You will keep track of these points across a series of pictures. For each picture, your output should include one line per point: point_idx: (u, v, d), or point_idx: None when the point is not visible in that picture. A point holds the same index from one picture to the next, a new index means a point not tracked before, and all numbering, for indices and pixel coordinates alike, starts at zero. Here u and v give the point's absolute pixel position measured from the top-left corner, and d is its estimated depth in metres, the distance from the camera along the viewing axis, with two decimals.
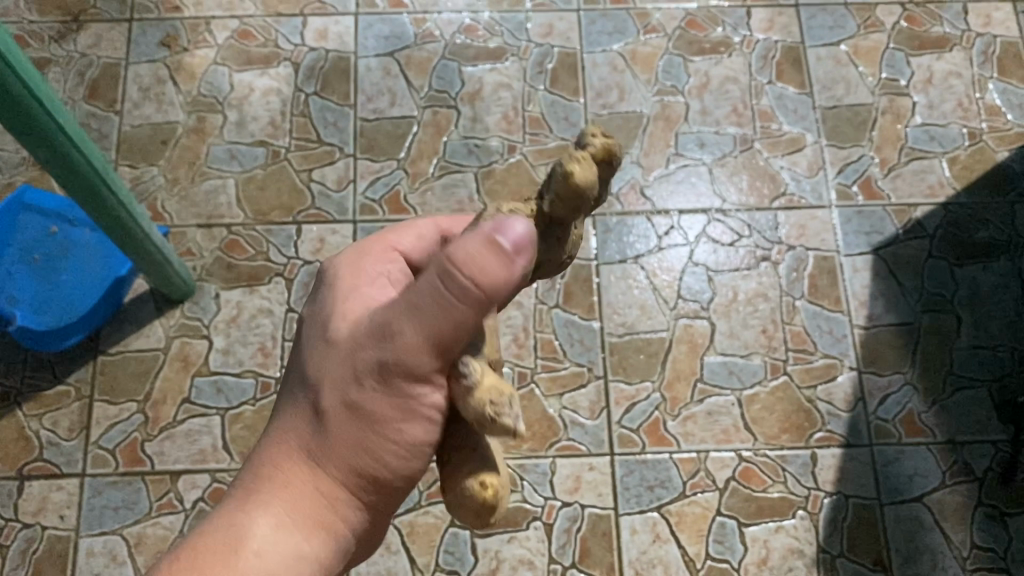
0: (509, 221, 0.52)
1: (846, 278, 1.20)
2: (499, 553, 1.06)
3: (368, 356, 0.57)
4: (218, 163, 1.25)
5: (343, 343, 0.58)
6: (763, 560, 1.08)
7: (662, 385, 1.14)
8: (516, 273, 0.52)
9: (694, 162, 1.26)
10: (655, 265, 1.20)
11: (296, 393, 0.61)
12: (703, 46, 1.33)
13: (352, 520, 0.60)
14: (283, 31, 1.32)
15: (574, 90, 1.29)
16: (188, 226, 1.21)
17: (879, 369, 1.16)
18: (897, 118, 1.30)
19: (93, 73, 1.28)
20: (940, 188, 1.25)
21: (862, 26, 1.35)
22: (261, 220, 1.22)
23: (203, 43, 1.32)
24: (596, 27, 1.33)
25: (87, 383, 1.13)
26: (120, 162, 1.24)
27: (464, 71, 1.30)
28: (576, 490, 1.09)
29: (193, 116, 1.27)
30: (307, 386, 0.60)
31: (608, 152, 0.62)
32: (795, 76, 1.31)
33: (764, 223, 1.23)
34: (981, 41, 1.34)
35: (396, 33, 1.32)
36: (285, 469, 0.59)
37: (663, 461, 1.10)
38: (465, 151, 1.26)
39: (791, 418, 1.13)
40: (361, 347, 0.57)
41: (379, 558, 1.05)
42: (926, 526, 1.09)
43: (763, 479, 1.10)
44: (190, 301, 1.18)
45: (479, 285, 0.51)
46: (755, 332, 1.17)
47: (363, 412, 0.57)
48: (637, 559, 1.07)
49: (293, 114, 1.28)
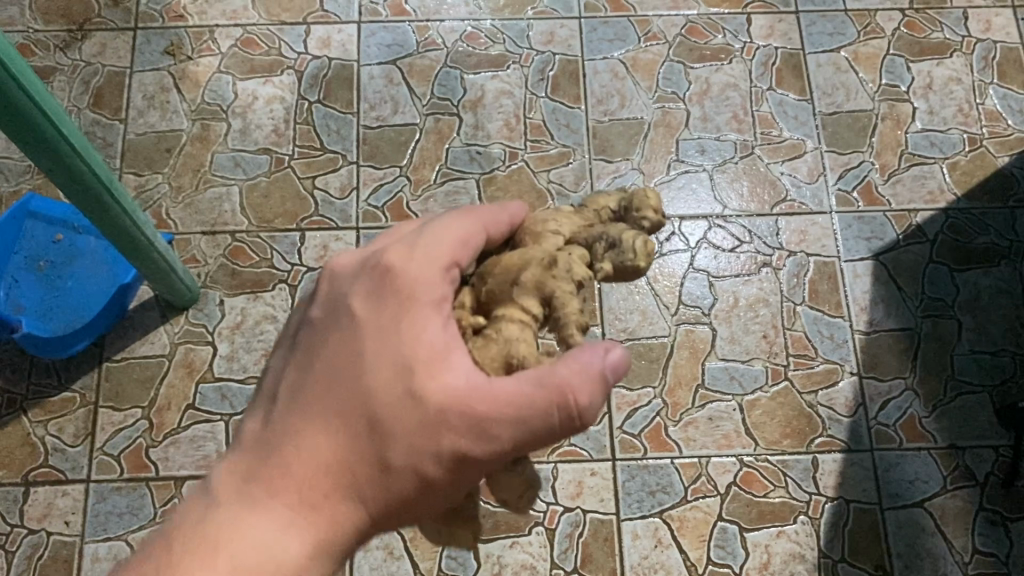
0: (607, 355, 0.56)
1: (846, 283, 1.21)
2: (501, 558, 1.07)
3: (448, 438, 0.54)
4: (222, 170, 1.26)
5: (421, 411, 0.54)
6: (764, 565, 1.08)
7: (664, 391, 1.14)
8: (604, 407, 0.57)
9: (695, 168, 1.27)
10: (656, 271, 1.20)
11: (356, 437, 0.55)
12: (703, 52, 1.34)
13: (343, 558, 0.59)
14: (286, 40, 1.34)
15: (576, 97, 1.30)
16: (193, 233, 1.22)
17: (880, 374, 1.16)
18: (897, 124, 1.30)
19: (98, 81, 1.29)
20: (940, 194, 1.26)
21: (862, 32, 1.35)
22: (265, 227, 1.23)
23: (207, 51, 1.33)
24: (597, 35, 1.34)
25: (93, 390, 1.14)
26: (125, 169, 1.25)
27: (466, 79, 1.31)
28: (578, 495, 1.09)
29: (198, 124, 1.28)
30: (372, 437, 0.54)
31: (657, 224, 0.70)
32: (795, 83, 1.32)
33: (764, 229, 1.23)
34: (982, 47, 1.34)
35: (398, 41, 1.33)
36: (328, 514, 0.55)
37: (665, 467, 1.11)
38: (467, 157, 1.26)
39: (792, 424, 1.14)
40: (443, 427, 0.54)
41: (382, 563, 1.06)
42: (928, 531, 1.09)
43: (764, 484, 1.11)
44: (194, 308, 1.19)
45: (576, 423, 0.55)
46: (756, 338, 1.18)
47: (425, 483, 0.55)
48: (639, 564, 1.07)
49: (296, 122, 1.29)
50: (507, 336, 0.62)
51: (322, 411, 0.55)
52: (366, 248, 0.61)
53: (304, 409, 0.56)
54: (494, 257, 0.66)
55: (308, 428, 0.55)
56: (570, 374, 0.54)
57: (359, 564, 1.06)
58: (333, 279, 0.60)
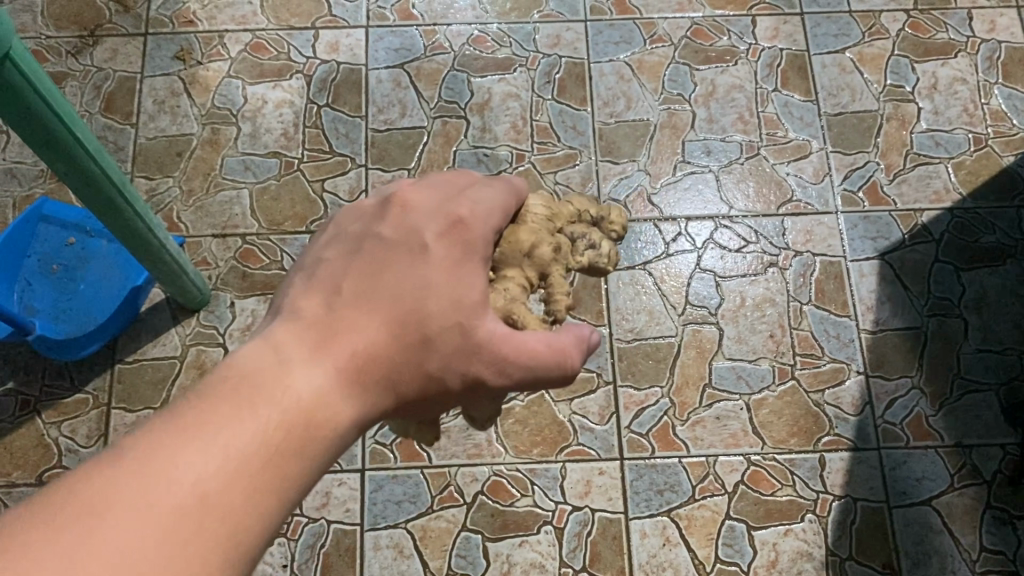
0: (589, 334, 0.60)
1: (852, 283, 1.21)
2: (510, 557, 1.08)
3: (482, 368, 0.51)
4: (232, 174, 1.27)
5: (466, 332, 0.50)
6: (772, 563, 1.08)
7: (671, 390, 1.15)
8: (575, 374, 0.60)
9: (700, 169, 1.27)
10: (663, 271, 1.21)
11: (405, 348, 0.48)
12: (709, 54, 1.35)
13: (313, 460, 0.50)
14: (295, 44, 1.35)
15: (582, 99, 1.31)
16: (204, 236, 1.23)
17: (887, 373, 1.17)
18: (902, 124, 1.31)
19: (110, 86, 1.31)
20: (946, 193, 1.26)
21: (867, 33, 1.36)
22: (275, 230, 1.24)
23: (217, 56, 1.34)
24: (603, 37, 1.35)
25: (105, 391, 1.15)
26: (136, 173, 1.26)
27: (473, 82, 1.32)
28: (586, 494, 1.10)
29: (208, 128, 1.30)
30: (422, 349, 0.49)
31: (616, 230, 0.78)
32: (800, 84, 1.33)
33: (770, 229, 1.24)
34: (986, 47, 1.35)
35: (406, 45, 1.35)
36: (363, 413, 0.47)
37: (673, 466, 1.12)
38: (475, 160, 1.28)
39: (799, 423, 1.14)
40: (480, 353, 0.51)
41: (392, 562, 1.07)
42: (935, 529, 1.09)
43: (771, 483, 1.11)
44: (205, 309, 1.20)
45: (563, 381, 0.57)
46: (763, 337, 1.18)
47: (443, 398, 0.51)
48: (647, 563, 1.08)
49: (305, 125, 1.30)
50: (512, 296, 0.62)
51: (376, 318, 0.48)
52: (433, 179, 0.53)
53: (358, 310, 0.48)
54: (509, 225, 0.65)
55: (361, 325, 0.47)
56: (567, 339, 0.57)
57: (369, 563, 1.07)
58: (406, 202, 0.51)
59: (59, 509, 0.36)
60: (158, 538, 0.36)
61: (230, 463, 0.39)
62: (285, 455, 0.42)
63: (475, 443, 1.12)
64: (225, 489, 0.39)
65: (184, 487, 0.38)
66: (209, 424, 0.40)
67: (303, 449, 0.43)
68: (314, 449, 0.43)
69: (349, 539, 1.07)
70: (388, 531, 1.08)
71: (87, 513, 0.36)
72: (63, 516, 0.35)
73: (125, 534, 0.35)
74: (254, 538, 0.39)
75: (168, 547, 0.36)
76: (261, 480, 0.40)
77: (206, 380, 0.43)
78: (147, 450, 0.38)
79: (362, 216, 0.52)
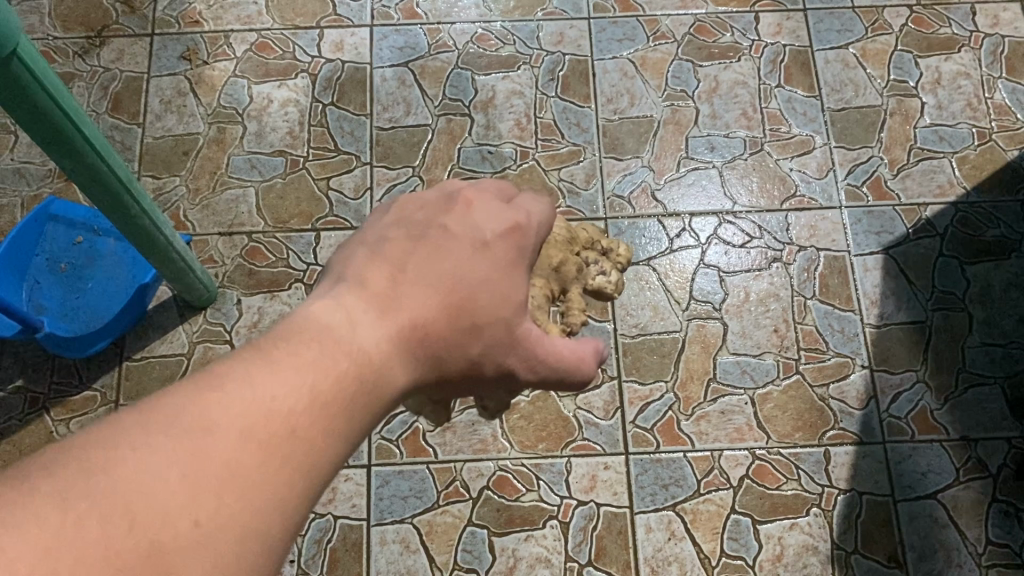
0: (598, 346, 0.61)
1: (856, 277, 1.21)
2: (516, 551, 1.08)
3: (514, 359, 0.53)
4: (238, 172, 1.28)
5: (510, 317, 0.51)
6: (778, 556, 1.08)
7: (676, 385, 1.15)
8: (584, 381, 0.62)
9: (704, 165, 1.28)
10: (667, 267, 1.21)
11: (457, 331, 0.49)
12: (711, 51, 1.35)
13: None
14: (300, 44, 1.36)
15: (586, 96, 1.32)
16: (210, 234, 1.24)
17: (891, 367, 1.17)
18: (906, 119, 1.31)
19: (116, 86, 1.32)
20: (951, 187, 1.26)
21: (870, 29, 1.36)
22: (281, 227, 1.25)
23: (222, 56, 1.35)
24: (606, 34, 1.36)
25: (113, 388, 1.16)
26: (143, 172, 1.27)
27: (477, 80, 1.33)
28: (592, 488, 1.10)
29: (214, 127, 1.31)
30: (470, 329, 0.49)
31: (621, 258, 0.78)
32: (803, 80, 1.33)
33: (774, 224, 1.24)
34: (990, 41, 1.35)
35: (410, 44, 1.35)
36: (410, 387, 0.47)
37: (677, 460, 1.12)
38: (479, 157, 1.28)
39: (804, 417, 1.14)
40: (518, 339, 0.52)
41: (398, 557, 1.07)
42: (941, 522, 1.10)
43: (776, 477, 1.11)
44: (212, 307, 1.21)
45: (579, 385, 0.59)
46: (767, 332, 1.18)
47: (476, 380, 0.52)
48: (653, 557, 1.08)
49: (310, 124, 1.31)
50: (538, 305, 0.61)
51: (434, 301, 0.48)
52: (493, 184, 0.54)
53: (419, 289, 0.48)
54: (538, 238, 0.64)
55: (420, 301, 0.47)
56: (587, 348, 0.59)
57: (375, 557, 1.07)
58: (470, 201, 0.52)
59: (162, 422, 0.35)
60: (256, 463, 0.36)
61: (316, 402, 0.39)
62: (357, 406, 0.42)
63: (480, 438, 1.12)
64: (312, 425, 0.39)
65: (277, 417, 0.38)
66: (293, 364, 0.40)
67: (369, 408, 0.43)
68: (376, 412, 0.44)
69: (356, 534, 1.08)
70: (394, 526, 1.08)
71: (189, 429, 0.35)
72: (168, 430, 0.35)
73: (224, 454, 0.35)
74: (325, 483, 0.40)
75: (263, 471, 0.36)
76: (339, 425, 0.41)
77: (282, 328, 0.43)
78: (241, 378, 0.38)
79: (426, 205, 0.52)
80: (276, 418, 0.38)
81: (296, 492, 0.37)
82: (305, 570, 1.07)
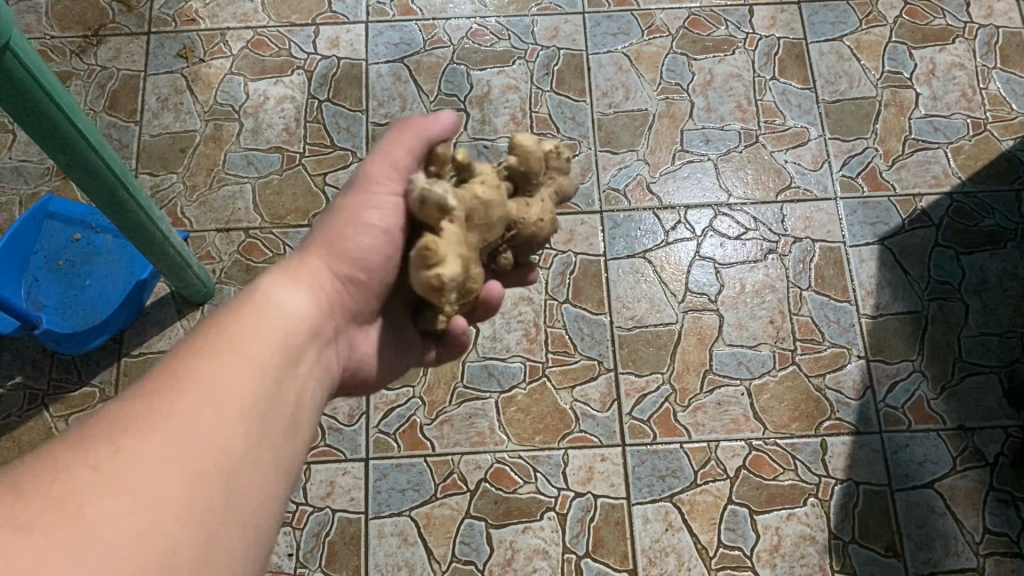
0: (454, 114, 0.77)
1: (852, 267, 1.21)
2: (514, 543, 1.08)
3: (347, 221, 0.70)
4: (235, 169, 1.28)
5: (356, 213, 0.70)
6: (775, 547, 1.09)
7: (672, 376, 1.16)
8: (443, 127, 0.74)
9: (699, 157, 1.28)
10: (663, 259, 1.22)
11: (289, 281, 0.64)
12: (706, 44, 1.35)
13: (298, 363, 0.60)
14: (295, 41, 1.36)
15: (581, 90, 1.32)
16: (208, 230, 1.25)
17: (887, 357, 1.17)
18: (901, 109, 1.31)
19: (113, 85, 1.32)
20: (946, 177, 1.26)
21: (864, 21, 1.36)
22: (277, 223, 1.25)
23: (219, 54, 1.36)
24: (600, 29, 1.36)
25: (112, 384, 1.16)
26: (140, 170, 1.28)
27: (471, 75, 1.33)
28: (589, 480, 1.11)
29: (211, 124, 1.31)
30: (340, 261, 0.69)
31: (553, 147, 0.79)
32: (798, 72, 1.33)
33: (770, 217, 1.24)
34: (984, 32, 1.35)
35: (406, 40, 1.36)
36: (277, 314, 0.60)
37: (675, 452, 1.12)
38: (475, 151, 1.28)
39: (800, 407, 1.14)
40: (369, 218, 0.70)
41: (396, 549, 1.07)
42: (939, 511, 1.10)
43: (773, 468, 1.12)
44: (210, 303, 1.21)
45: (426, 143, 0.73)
46: (763, 323, 1.19)
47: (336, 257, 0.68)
48: (651, 547, 1.08)
49: (307, 120, 1.31)
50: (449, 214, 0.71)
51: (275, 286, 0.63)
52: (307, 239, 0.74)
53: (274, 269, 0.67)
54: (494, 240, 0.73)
55: (265, 299, 0.61)
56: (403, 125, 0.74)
57: (374, 550, 1.07)
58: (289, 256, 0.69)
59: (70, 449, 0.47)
60: (182, 427, 0.49)
61: (224, 371, 0.53)
62: (210, 343, 0.55)
63: (478, 431, 1.12)
64: (226, 385, 0.52)
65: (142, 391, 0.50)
66: (182, 353, 0.53)
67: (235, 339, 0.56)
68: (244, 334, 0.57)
69: (354, 527, 1.08)
70: (393, 519, 1.09)
71: (102, 428, 0.47)
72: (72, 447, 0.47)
73: (127, 428, 0.47)
74: (210, 387, 0.52)
75: (141, 415, 0.48)
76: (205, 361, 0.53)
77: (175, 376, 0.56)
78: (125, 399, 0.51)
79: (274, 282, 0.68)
80: (164, 393, 0.50)
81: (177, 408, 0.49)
82: (303, 564, 1.07)
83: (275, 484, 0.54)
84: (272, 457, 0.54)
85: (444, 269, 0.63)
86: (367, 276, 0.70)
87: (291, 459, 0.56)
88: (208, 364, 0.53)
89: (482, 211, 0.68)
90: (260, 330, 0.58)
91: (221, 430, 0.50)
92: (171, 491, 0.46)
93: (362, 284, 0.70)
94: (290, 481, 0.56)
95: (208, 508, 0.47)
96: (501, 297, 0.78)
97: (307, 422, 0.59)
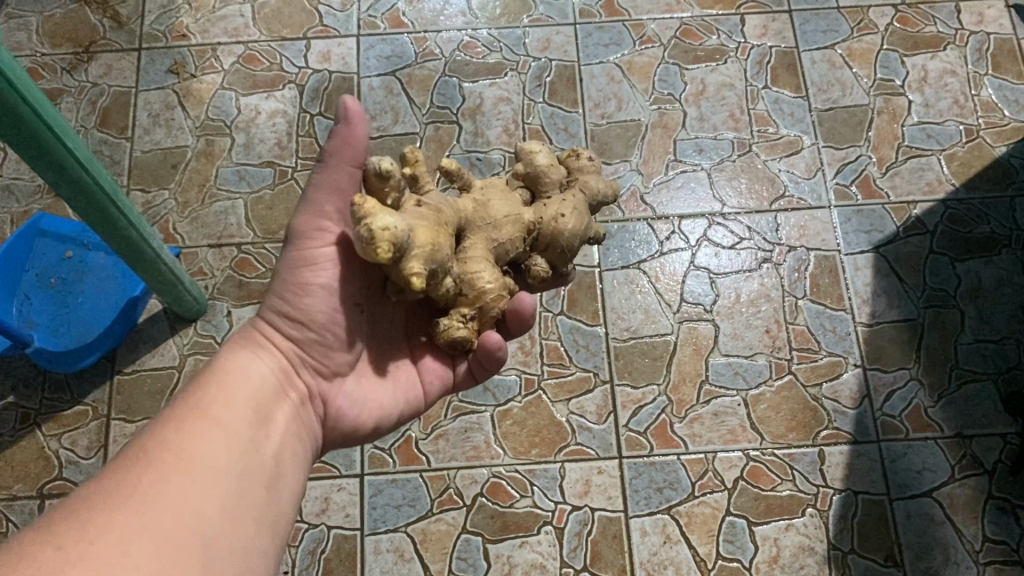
0: (357, 104, 0.69)
1: (847, 277, 1.21)
2: (511, 558, 1.07)
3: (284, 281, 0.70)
4: (227, 184, 1.28)
5: (294, 271, 0.69)
6: (774, 558, 1.08)
7: (668, 387, 1.15)
8: (357, 138, 0.69)
9: (692, 167, 1.28)
10: (658, 269, 1.21)
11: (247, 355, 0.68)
12: (697, 54, 1.35)
13: (256, 431, 0.64)
14: (286, 55, 1.36)
15: (573, 101, 1.32)
16: (200, 246, 1.24)
17: (884, 365, 1.17)
18: (894, 117, 1.31)
19: (104, 101, 1.32)
20: (939, 185, 1.26)
21: (855, 29, 1.37)
22: (270, 238, 1.24)
23: (210, 69, 1.35)
24: (592, 40, 1.36)
25: (104, 403, 1.16)
26: (132, 186, 1.27)
27: (464, 87, 1.33)
28: (586, 494, 1.10)
29: (203, 139, 1.31)
30: (291, 324, 0.69)
31: (570, 152, 0.82)
32: (790, 81, 1.33)
33: (764, 226, 1.24)
34: (975, 39, 1.36)
35: (398, 53, 1.36)
36: (238, 390, 0.65)
37: (672, 463, 1.11)
38: (468, 163, 1.27)
39: (797, 417, 1.14)
40: (309, 276, 0.69)
41: (393, 566, 1.07)
42: (938, 520, 1.09)
43: (771, 478, 1.11)
44: (203, 319, 1.20)
45: (346, 170, 0.69)
46: (758, 333, 1.18)
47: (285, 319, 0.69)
48: (649, 561, 1.07)
49: (299, 134, 1.31)
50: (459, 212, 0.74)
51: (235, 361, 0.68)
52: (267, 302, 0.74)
53: (230, 344, 0.70)
54: (511, 249, 0.76)
55: (226, 377, 0.66)
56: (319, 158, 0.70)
57: (370, 567, 1.06)
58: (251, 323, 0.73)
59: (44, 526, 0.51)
60: (153, 496, 0.54)
61: (196, 441, 0.59)
62: (174, 421, 0.60)
63: (474, 445, 1.12)
64: (195, 453, 0.58)
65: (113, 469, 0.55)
66: (152, 432, 0.59)
67: (197, 416, 0.61)
68: (207, 408, 0.62)
69: (349, 545, 1.07)
70: (388, 535, 1.08)
71: (73, 506, 0.51)
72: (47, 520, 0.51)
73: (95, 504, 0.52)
74: (174, 459, 0.57)
75: (111, 491, 0.53)
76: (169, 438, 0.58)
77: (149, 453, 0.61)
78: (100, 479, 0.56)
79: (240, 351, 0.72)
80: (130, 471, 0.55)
81: (144, 482, 0.54)
82: None
83: (255, 543, 0.58)
84: (251, 519, 0.58)
85: (375, 220, 0.62)
86: (318, 332, 0.70)
87: (271, 521, 0.61)
88: (174, 439, 0.58)
89: (482, 214, 0.74)
90: (224, 397, 0.64)
91: (194, 496, 0.55)
92: (142, 557, 0.50)
93: (318, 341, 0.70)
94: (274, 542, 0.60)
95: (181, 566, 0.51)
96: (532, 308, 0.76)
97: (288, 484, 0.64)
